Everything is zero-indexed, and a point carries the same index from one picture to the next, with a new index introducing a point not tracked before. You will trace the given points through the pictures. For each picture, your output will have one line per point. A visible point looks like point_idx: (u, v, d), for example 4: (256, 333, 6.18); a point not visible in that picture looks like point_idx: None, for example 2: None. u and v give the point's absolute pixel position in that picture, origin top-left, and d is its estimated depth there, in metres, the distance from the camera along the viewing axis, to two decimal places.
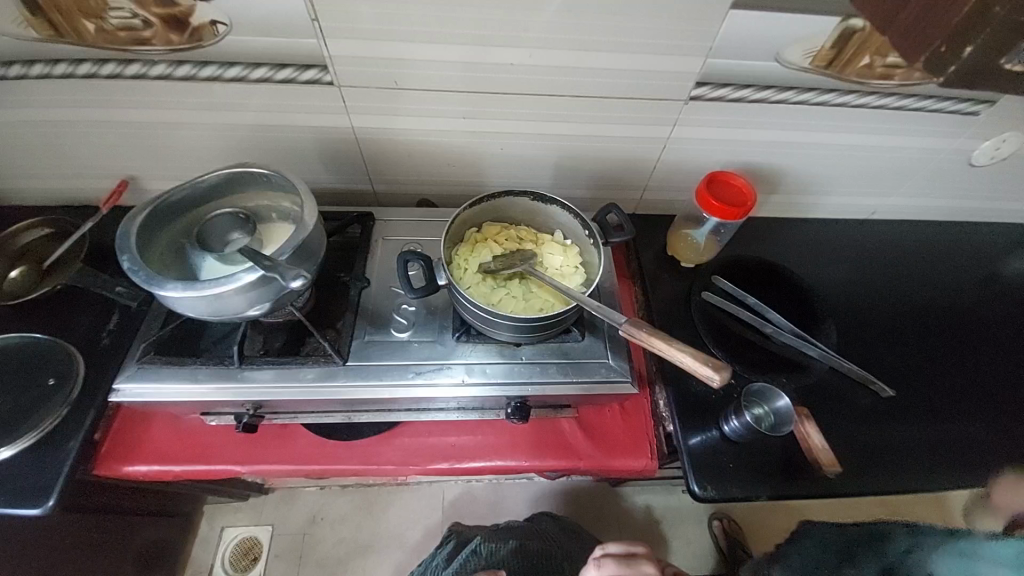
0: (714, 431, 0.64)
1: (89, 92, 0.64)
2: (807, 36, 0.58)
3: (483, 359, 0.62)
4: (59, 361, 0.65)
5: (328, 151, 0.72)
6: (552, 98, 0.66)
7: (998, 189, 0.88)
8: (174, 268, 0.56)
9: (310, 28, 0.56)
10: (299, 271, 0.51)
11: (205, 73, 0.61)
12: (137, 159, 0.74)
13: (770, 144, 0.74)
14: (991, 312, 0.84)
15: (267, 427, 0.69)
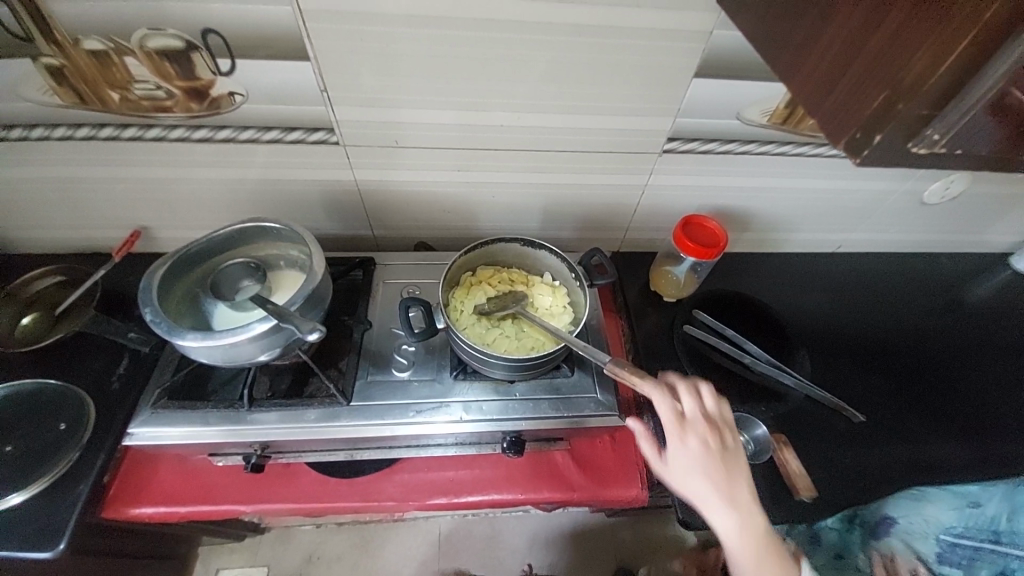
0: None
1: (108, 152, 0.68)
2: (763, 98, 0.65)
3: (480, 397, 0.66)
4: (71, 407, 0.67)
5: (331, 201, 0.78)
6: (539, 153, 0.72)
7: (951, 224, 0.96)
8: (190, 317, 0.60)
9: (320, 97, 0.62)
10: (315, 324, 0.55)
11: (221, 135, 0.66)
12: (149, 211, 0.78)
13: (738, 189, 0.81)
14: (954, 337, 0.90)
15: (272, 467, 0.71)
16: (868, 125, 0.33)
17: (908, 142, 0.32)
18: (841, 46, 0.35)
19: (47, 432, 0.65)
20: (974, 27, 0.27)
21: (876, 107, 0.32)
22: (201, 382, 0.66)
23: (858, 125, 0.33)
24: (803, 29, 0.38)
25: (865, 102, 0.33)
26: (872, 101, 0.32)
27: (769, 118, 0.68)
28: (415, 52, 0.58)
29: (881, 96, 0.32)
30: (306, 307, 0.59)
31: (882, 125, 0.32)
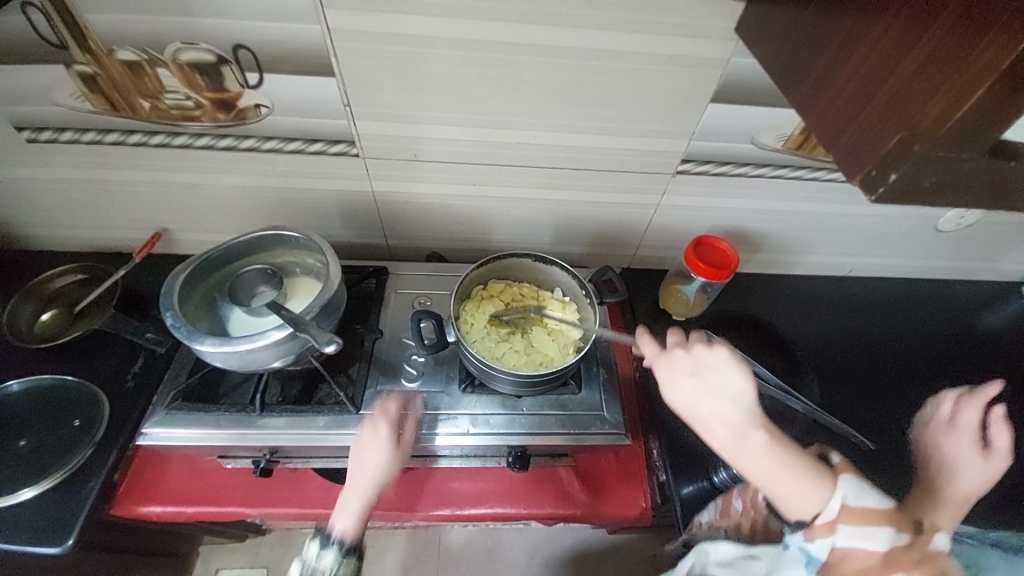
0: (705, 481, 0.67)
1: (135, 157, 0.70)
2: (778, 123, 0.66)
3: (487, 410, 0.66)
4: (87, 404, 0.68)
5: (348, 211, 0.79)
6: (553, 171, 0.73)
7: (965, 252, 0.95)
8: (208, 322, 0.61)
9: (342, 111, 0.63)
10: (333, 336, 0.56)
11: (245, 144, 0.68)
12: (170, 215, 0.80)
13: (751, 211, 0.81)
14: (967, 366, 0.89)
15: (279, 471, 0.72)
16: (883, 163, 0.33)
17: (926, 182, 0.32)
18: (863, 81, 0.35)
19: (62, 428, 0.66)
20: (994, 76, 0.27)
21: (892, 146, 0.32)
22: (213, 384, 0.68)
23: (874, 162, 0.34)
24: (825, 61, 0.39)
25: (882, 140, 0.33)
26: (889, 139, 0.33)
27: (783, 143, 0.69)
28: (438, 71, 0.59)
29: (897, 135, 0.32)
30: (321, 315, 0.60)
31: (896, 164, 0.32)
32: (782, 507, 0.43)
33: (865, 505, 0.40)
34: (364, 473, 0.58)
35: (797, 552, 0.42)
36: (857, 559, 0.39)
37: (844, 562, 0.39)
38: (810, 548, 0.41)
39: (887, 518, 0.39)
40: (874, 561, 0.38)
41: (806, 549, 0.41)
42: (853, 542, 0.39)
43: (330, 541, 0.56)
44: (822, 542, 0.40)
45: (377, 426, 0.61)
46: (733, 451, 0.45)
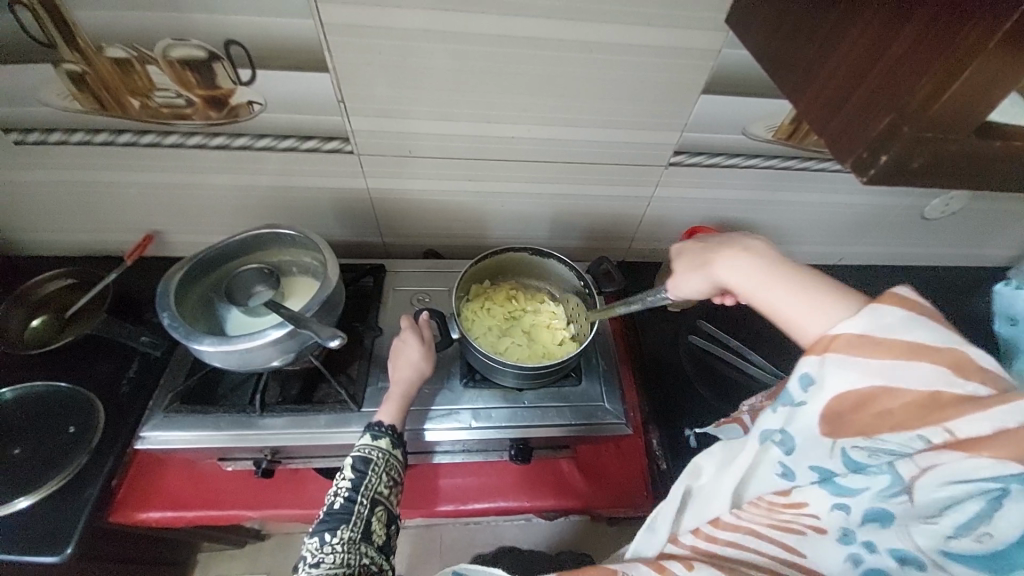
0: None
1: (126, 158, 0.69)
2: (768, 114, 0.67)
3: (489, 404, 0.66)
4: (82, 410, 0.67)
5: (343, 209, 0.79)
6: (548, 165, 0.73)
7: (949, 238, 0.97)
8: (204, 322, 0.60)
9: (337, 108, 0.63)
10: (336, 330, 0.55)
11: (238, 142, 0.67)
12: (162, 216, 0.79)
13: (743, 202, 0.82)
14: None
15: (280, 473, 0.71)
16: (874, 146, 0.34)
17: (913, 161, 0.33)
18: (850, 67, 0.36)
19: (57, 435, 0.65)
20: (979, 56, 0.28)
21: (881, 129, 0.33)
22: (211, 386, 0.67)
23: (865, 145, 0.35)
24: (813, 49, 0.40)
25: (871, 124, 0.34)
26: (878, 122, 0.34)
27: (774, 133, 0.70)
28: (433, 65, 0.59)
29: (886, 118, 0.33)
30: (321, 313, 0.59)
31: (887, 146, 0.33)
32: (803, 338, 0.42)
33: (896, 340, 0.35)
34: (400, 375, 0.59)
35: (808, 414, 0.38)
36: (874, 401, 0.36)
37: (859, 404, 0.36)
38: (814, 383, 0.38)
39: (912, 355, 0.34)
40: (905, 405, 0.34)
41: (810, 385, 0.38)
42: (871, 380, 0.35)
43: (381, 428, 0.56)
44: (829, 380, 0.37)
45: (404, 337, 0.61)
46: (746, 282, 0.46)
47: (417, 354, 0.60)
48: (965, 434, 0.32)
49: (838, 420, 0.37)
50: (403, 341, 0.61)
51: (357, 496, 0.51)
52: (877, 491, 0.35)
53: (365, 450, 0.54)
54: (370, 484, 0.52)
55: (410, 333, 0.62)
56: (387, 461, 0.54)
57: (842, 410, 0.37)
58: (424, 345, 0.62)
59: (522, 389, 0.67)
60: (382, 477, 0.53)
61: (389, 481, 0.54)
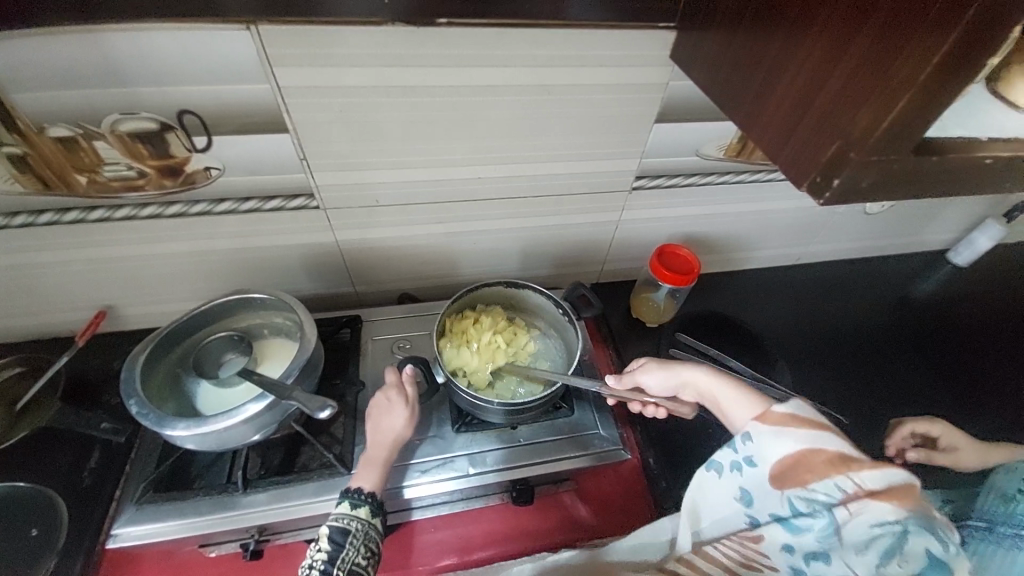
0: None
1: (75, 236, 0.65)
2: (716, 135, 0.71)
3: (484, 448, 0.65)
4: (42, 509, 0.62)
5: (312, 263, 0.77)
6: (515, 201, 0.75)
7: (891, 230, 1.05)
8: (177, 401, 0.58)
9: (299, 165, 0.63)
10: (325, 399, 0.53)
11: (197, 209, 0.65)
12: (116, 290, 0.74)
13: (703, 217, 0.86)
14: (908, 332, 0.97)
15: (268, 550, 0.66)
16: (825, 171, 0.36)
17: (863, 182, 0.35)
18: (797, 97, 0.39)
19: (16, 539, 0.60)
20: (911, 89, 0.31)
21: (831, 155, 0.36)
22: (185, 468, 0.63)
23: (817, 170, 0.37)
24: (759, 81, 0.43)
25: (821, 150, 0.37)
26: (827, 149, 0.36)
27: (725, 152, 0.74)
28: (393, 118, 0.60)
29: (835, 145, 0.36)
30: (302, 377, 0.57)
31: (838, 171, 0.35)
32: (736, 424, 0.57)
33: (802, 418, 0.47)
34: (380, 442, 0.57)
35: (754, 469, 0.48)
36: (803, 461, 0.45)
37: (793, 465, 0.45)
38: (755, 454, 0.48)
39: (824, 429, 0.45)
40: (825, 462, 0.44)
41: (749, 440, 0.49)
42: (800, 445, 0.45)
43: (359, 495, 0.54)
44: (769, 453, 0.47)
45: (385, 404, 0.59)
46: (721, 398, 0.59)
47: (398, 420, 0.58)
48: (870, 487, 0.41)
49: (782, 476, 0.46)
50: (383, 407, 0.59)
51: (333, 570, 0.48)
52: (818, 531, 0.43)
53: (344, 519, 0.52)
54: (348, 557, 0.50)
55: (393, 398, 0.60)
56: (366, 532, 0.52)
57: (783, 469, 0.46)
58: (407, 407, 0.60)
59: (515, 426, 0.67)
60: (361, 550, 0.51)
61: (369, 552, 0.51)
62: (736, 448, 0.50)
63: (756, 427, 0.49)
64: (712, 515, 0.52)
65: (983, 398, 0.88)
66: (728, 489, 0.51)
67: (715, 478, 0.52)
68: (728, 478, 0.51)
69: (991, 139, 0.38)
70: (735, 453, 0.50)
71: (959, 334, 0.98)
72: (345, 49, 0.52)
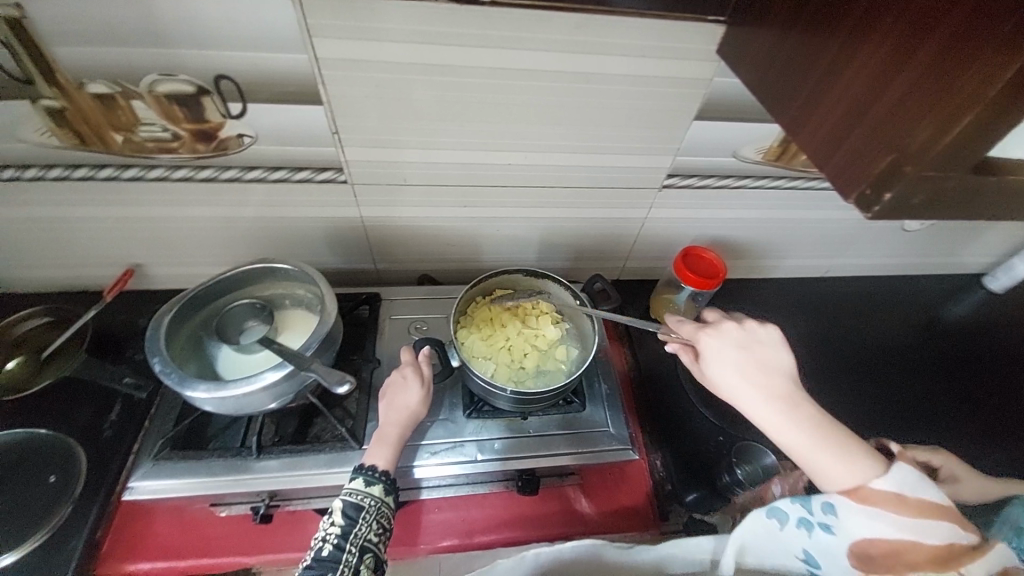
0: (709, 487, 0.71)
1: (108, 193, 0.66)
2: (756, 138, 0.69)
3: (493, 435, 0.65)
4: (63, 456, 0.65)
5: (335, 237, 0.77)
6: (542, 190, 0.74)
7: (928, 249, 1.01)
8: (197, 363, 0.59)
9: (330, 139, 0.62)
10: (344, 375, 0.54)
11: (227, 175, 0.65)
12: (144, 250, 0.76)
13: (733, 221, 0.84)
14: (935, 355, 0.95)
15: (275, 515, 0.67)
16: (876, 184, 0.35)
17: (914, 197, 0.34)
18: (852, 103, 0.37)
19: (38, 482, 0.62)
20: (979, 103, 0.29)
21: (883, 167, 0.34)
22: (201, 429, 0.64)
23: (867, 182, 0.35)
24: (812, 83, 0.41)
25: (873, 161, 0.35)
26: (880, 161, 0.34)
27: (762, 155, 0.72)
28: (426, 97, 0.59)
29: (889, 157, 0.34)
30: (321, 350, 0.58)
31: (890, 184, 0.34)
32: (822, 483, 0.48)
33: (923, 500, 0.44)
34: (394, 420, 0.58)
35: (836, 542, 0.45)
36: (901, 551, 0.43)
37: (887, 555, 0.44)
38: (841, 528, 0.45)
39: (931, 513, 0.43)
40: (925, 556, 0.43)
41: (832, 512, 0.46)
42: (903, 535, 0.43)
43: (373, 473, 0.54)
44: (861, 533, 0.44)
45: (401, 382, 0.60)
46: (767, 422, 0.51)
47: (413, 399, 0.59)
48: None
49: (869, 560, 0.44)
50: (399, 386, 0.60)
51: (345, 545, 0.49)
52: None
53: (357, 496, 0.52)
54: (359, 533, 0.50)
55: (409, 378, 0.60)
56: (378, 509, 0.52)
57: (871, 553, 0.44)
58: (421, 388, 0.60)
59: (526, 416, 0.67)
60: (372, 527, 0.51)
61: (381, 529, 0.52)
62: (815, 510, 0.47)
63: (843, 502, 0.45)
64: (761, 553, 0.50)
65: (1008, 428, 0.85)
66: (789, 542, 0.48)
67: (773, 526, 0.49)
68: (791, 533, 0.48)
69: None
70: (808, 513, 0.47)
71: (988, 361, 0.95)
72: (383, 23, 0.51)
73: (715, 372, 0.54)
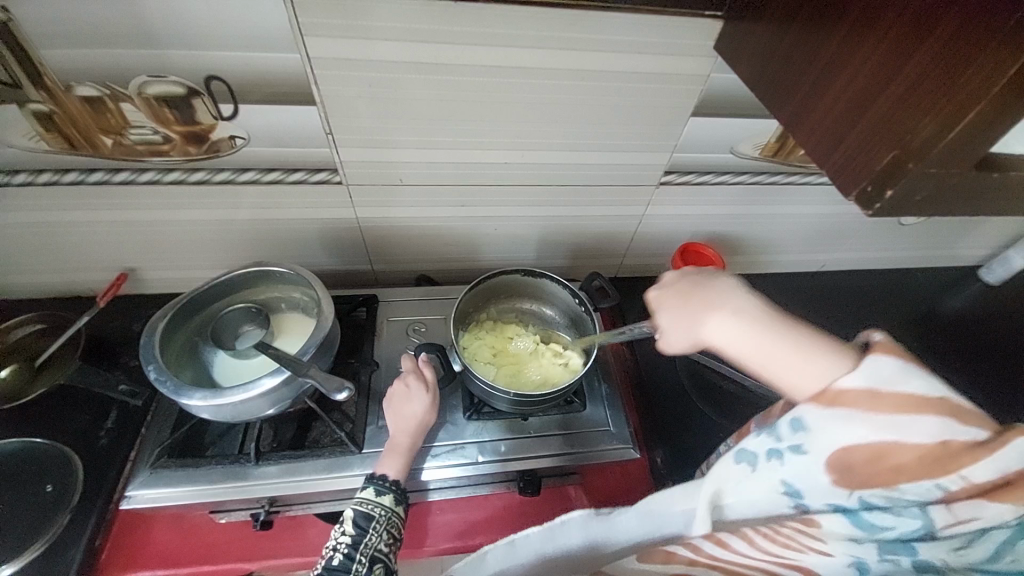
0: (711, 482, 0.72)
1: (98, 197, 0.65)
2: (753, 133, 0.69)
3: (494, 436, 0.65)
4: (59, 465, 0.64)
5: (330, 239, 0.76)
6: (539, 188, 0.73)
7: (924, 242, 1.01)
8: (194, 370, 0.58)
9: (324, 139, 0.61)
10: (343, 381, 0.53)
11: (220, 177, 0.64)
12: (137, 254, 0.75)
13: (731, 217, 0.84)
14: (933, 346, 0.95)
15: (276, 520, 0.67)
16: (878, 180, 0.35)
17: (917, 194, 0.33)
18: (852, 99, 0.37)
19: (34, 493, 0.61)
20: (983, 101, 0.29)
21: (886, 163, 0.34)
22: (198, 439, 0.64)
23: (868, 179, 0.35)
24: (812, 80, 0.40)
25: (875, 158, 0.35)
26: (881, 157, 0.34)
27: (760, 151, 0.72)
28: (421, 96, 0.58)
29: (891, 154, 0.34)
30: (318, 355, 0.57)
31: (893, 181, 0.33)
32: (789, 391, 0.48)
33: (901, 390, 0.41)
34: (405, 429, 0.57)
35: (808, 459, 0.44)
36: (887, 452, 0.41)
37: (872, 458, 0.41)
38: (814, 443, 0.43)
39: (917, 408, 0.40)
40: (915, 458, 0.40)
41: (800, 429, 0.44)
42: (877, 436, 0.41)
43: (384, 482, 0.54)
44: (838, 440, 0.42)
45: (407, 389, 0.59)
46: (721, 343, 0.51)
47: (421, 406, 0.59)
48: (978, 480, 0.39)
49: (848, 470, 0.42)
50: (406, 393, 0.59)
51: (356, 554, 0.49)
52: (901, 529, 0.40)
53: (368, 505, 0.52)
54: (370, 543, 0.50)
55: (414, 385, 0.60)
56: (389, 518, 0.52)
57: (858, 465, 0.42)
58: (426, 396, 0.60)
59: (526, 417, 0.67)
60: (382, 536, 0.51)
61: (390, 539, 0.52)
62: (784, 437, 0.45)
63: (815, 410, 0.44)
64: (741, 496, 0.48)
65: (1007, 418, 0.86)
66: (766, 481, 0.47)
67: (747, 470, 0.48)
68: (768, 468, 0.46)
69: None
70: (776, 441, 0.46)
71: (986, 352, 0.95)
72: (375, 21, 0.51)
73: (675, 339, 0.54)
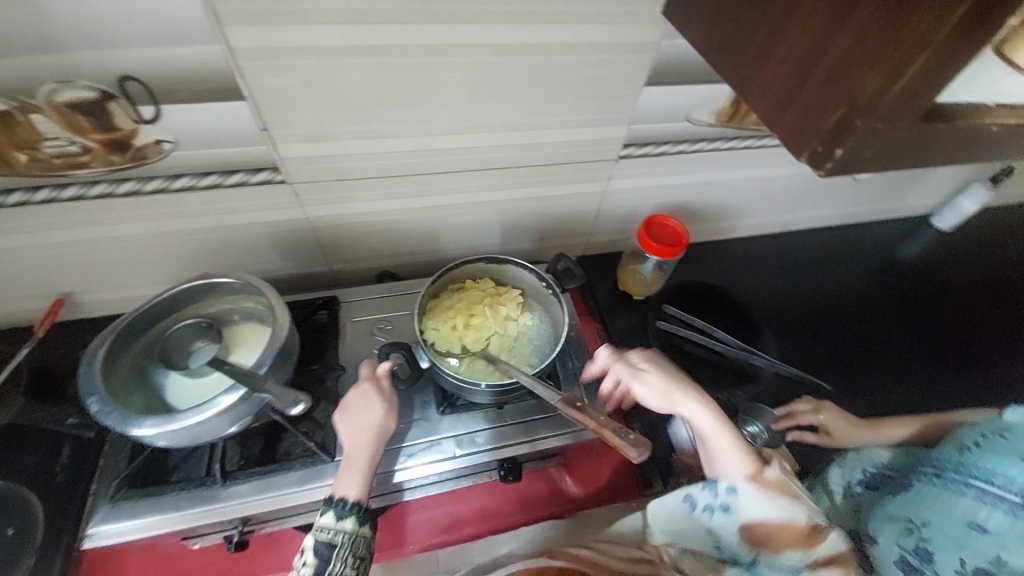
0: None
1: (17, 219, 0.60)
2: (707, 100, 0.68)
3: (471, 429, 0.64)
4: (13, 507, 0.60)
5: (283, 242, 0.72)
6: (497, 171, 0.71)
7: (879, 195, 1.03)
8: (145, 395, 0.55)
9: (260, 137, 0.58)
10: (299, 394, 0.51)
11: (152, 186, 0.60)
12: (73, 277, 0.69)
13: (693, 186, 0.83)
14: (890, 295, 0.99)
15: (254, 537, 0.65)
16: (829, 139, 0.33)
17: (866, 150, 0.33)
18: (801, 55, 0.36)
19: None
20: (929, 47, 0.28)
21: (835, 121, 0.33)
22: (161, 463, 0.61)
23: (820, 138, 0.34)
24: (757, 39, 0.39)
25: (825, 116, 0.34)
26: (831, 115, 0.33)
27: (715, 117, 0.71)
28: (360, 83, 0.55)
29: (840, 110, 0.32)
30: (278, 365, 0.55)
31: (843, 139, 0.33)
32: (722, 468, 0.57)
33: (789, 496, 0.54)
34: (363, 442, 0.55)
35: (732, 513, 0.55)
36: (778, 531, 0.53)
37: (767, 534, 0.53)
38: (736, 504, 0.55)
39: (795, 500, 0.53)
40: (796, 537, 0.52)
41: (731, 492, 0.56)
42: (785, 516, 0.53)
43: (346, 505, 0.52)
44: (750, 510, 0.55)
45: (364, 396, 0.58)
46: (716, 448, 0.58)
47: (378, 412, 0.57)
48: (824, 557, 0.51)
49: (755, 536, 0.54)
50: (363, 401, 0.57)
51: None
52: None
53: (330, 532, 0.51)
54: (334, 570, 0.50)
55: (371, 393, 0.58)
56: (353, 543, 0.51)
57: (759, 531, 0.54)
58: (384, 403, 0.58)
59: (501, 406, 0.66)
60: (347, 562, 0.50)
61: (356, 562, 0.51)
62: (719, 492, 0.56)
63: (742, 481, 0.55)
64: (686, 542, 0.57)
65: (959, 359, 0.91)
66: (699, 524, 0.57)
67: (687, 511, 0.58)
68: (699, 517, 0.57)
69: (999, 104, 0.36)
70: (712, 497, 0.57)
71: (939, 297, 1.00)
72: (311, 4, 0.47)
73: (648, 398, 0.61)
